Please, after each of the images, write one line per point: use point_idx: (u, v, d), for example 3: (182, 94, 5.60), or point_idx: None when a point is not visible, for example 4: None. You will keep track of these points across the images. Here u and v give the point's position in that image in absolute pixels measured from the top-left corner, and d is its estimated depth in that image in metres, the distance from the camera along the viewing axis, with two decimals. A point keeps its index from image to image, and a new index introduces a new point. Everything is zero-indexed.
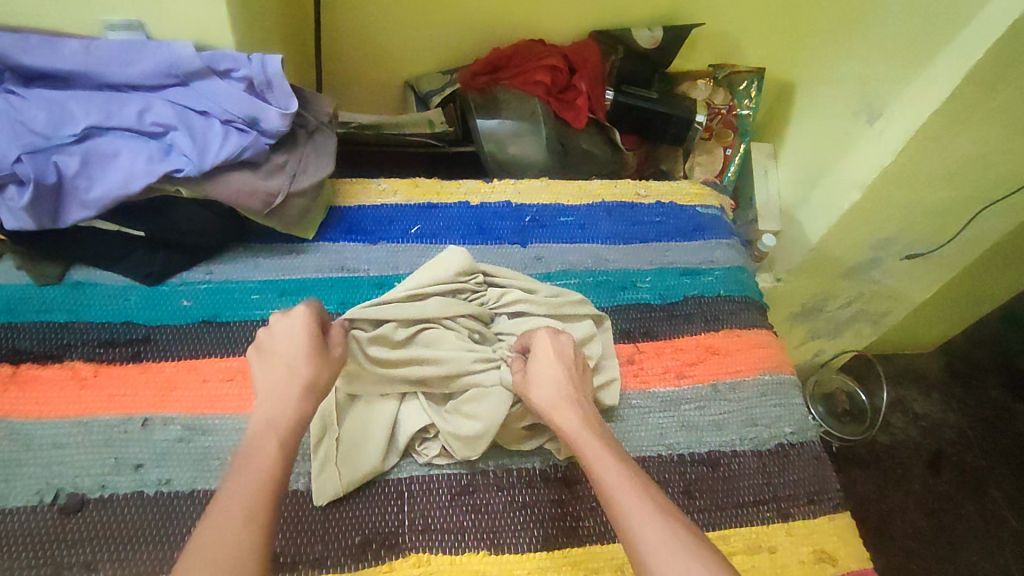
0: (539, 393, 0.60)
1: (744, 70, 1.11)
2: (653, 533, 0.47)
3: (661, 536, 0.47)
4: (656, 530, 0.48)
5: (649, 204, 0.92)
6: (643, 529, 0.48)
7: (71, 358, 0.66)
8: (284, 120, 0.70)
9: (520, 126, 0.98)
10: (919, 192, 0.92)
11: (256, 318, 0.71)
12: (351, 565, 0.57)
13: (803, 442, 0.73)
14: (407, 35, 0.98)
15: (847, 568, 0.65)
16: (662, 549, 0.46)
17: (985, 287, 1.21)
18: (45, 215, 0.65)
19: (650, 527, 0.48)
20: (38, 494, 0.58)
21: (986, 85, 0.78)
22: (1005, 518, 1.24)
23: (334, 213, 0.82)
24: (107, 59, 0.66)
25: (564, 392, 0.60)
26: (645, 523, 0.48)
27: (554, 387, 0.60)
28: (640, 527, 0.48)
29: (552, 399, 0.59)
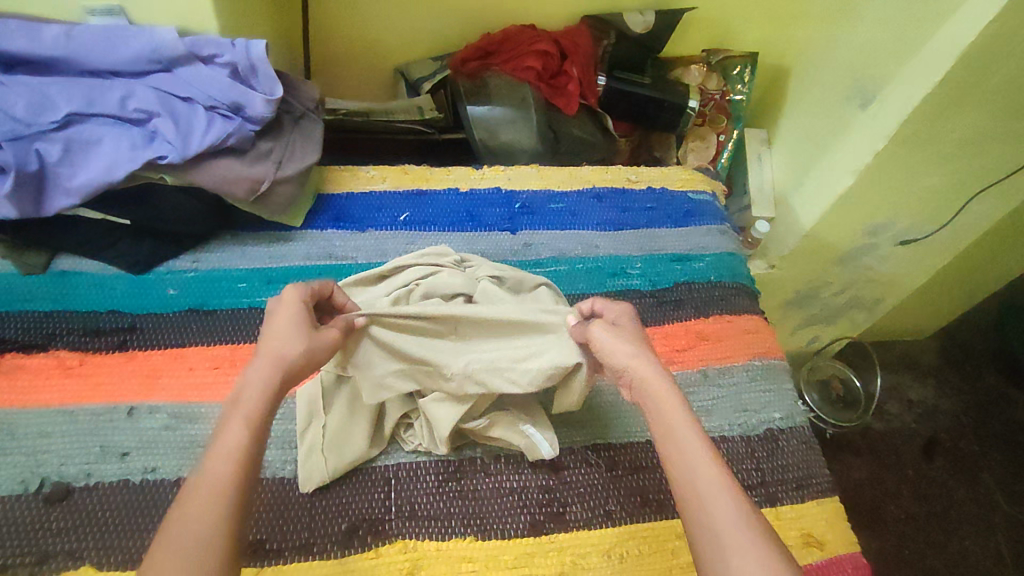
0: (616, 352, 0.54)
1: (737, 54, 1.09)
2: (727, 516, 0.44)
3: (733, 520, 0.44)
4: (729, 513, 0.44)
5: (641, 190, 0.91)
6: (718, 510, 0.44)
7: (56, 347, 0.66)
8: (268, 106, 0.69)
9: (511, 113, 0.97)
10: (912, 176, 0.91)
11: (243, 306, 0.71)
12: (337, 552, 0.58)
13: (792, 427, 0.73)
14: (395, 20, 0.97)
15: (835, 552, 0.65)
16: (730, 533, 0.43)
17: (980, 272, 1.21)
18: (27, 203, 0.64)
19: (725, 509, 0.44)
20: (23, 483, 0.58)
21: (979, 68, 0.77)
22: (997, 503, 1.25)
23: (322, 201, 0.82)
24: (87, 45, 0.65)
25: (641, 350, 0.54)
26: (720, 503, 0.44)
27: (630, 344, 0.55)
28: (712, 511, 0.44)
29: (632, 356, 0.54)
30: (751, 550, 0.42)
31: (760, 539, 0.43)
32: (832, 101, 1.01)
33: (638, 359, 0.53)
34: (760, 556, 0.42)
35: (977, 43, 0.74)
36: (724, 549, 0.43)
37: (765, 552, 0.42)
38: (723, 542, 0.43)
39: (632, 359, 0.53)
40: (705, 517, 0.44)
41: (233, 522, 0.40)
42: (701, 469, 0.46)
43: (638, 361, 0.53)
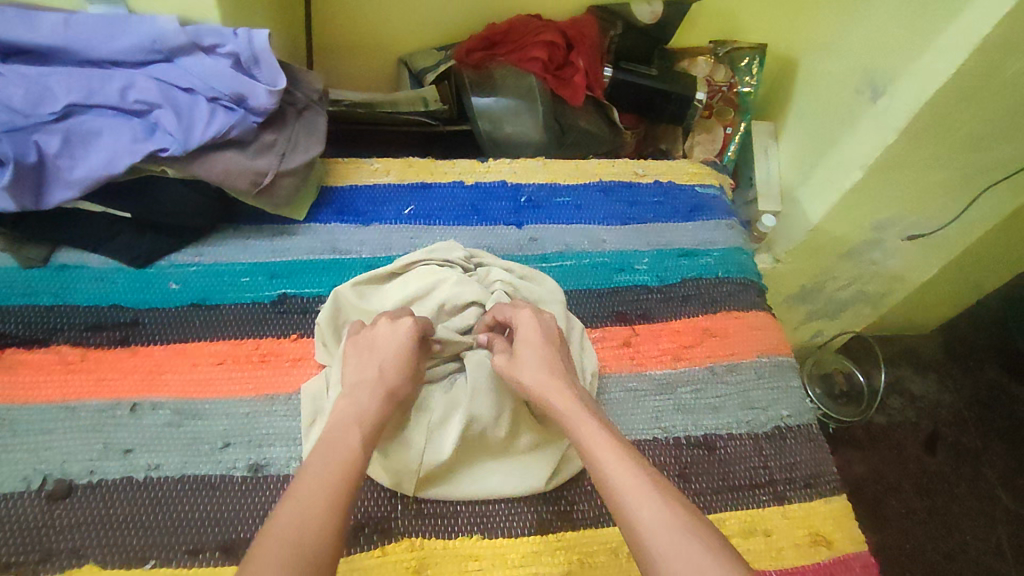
0: (525, 377, 0.59)
1: (745, 46, 1.09)
2: (648, 505, 0.46)
3: (651, 512, 0.46)
4: (649, 502, 0.46)
5: (648, 184, 0.90)
6: (636, 504, 0.46)
7: (57, 343, 0.65)
8: (271, 98, 0.68)
9: (517, 105, 0.96)
10: (921, 171, 0.90)
11: (246, 301, 0.70)
12: (343, 550, 0.57)
13: (800, 425, 0.73)
14: (400, 10, 0.95)
15: (842, 551, 0.65)
16: (653, 518, 0.45)
17: (987, 267, 1.20)
18: (27, 196, 0.63)
19: (644, 501, 0.46)
20: (25, 480, 0.57)
21: (995, 60, 0.75)
22: (999, 498, 1.25)
23: (325, 193, 0.81)
24: (87, 33, 0.64)
25: (551, 372, 0.59)
26: (638, 498, 0.47)
27: (541, 369, 0.59)
28: (634, 504, 0.46)
29: (537, 379, 0.58)
30: (675, 537, 0.44)
31: (683, 528, 0.44)
32: (840, 94, 1.00)
33: (545, 382, 0.58)
34: (685, 542, 0.43)
35: (991, 36, 0.72)
36: (649, 538, 0.44)
37: (690, 536, 0.44)
38: (647, 536, 0.45)
39: (540, 381, 0.58)
40: (627, 513, 0.46)
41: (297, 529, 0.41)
42: (615, 470, 0.49)
43: (544, 384, 0.58)
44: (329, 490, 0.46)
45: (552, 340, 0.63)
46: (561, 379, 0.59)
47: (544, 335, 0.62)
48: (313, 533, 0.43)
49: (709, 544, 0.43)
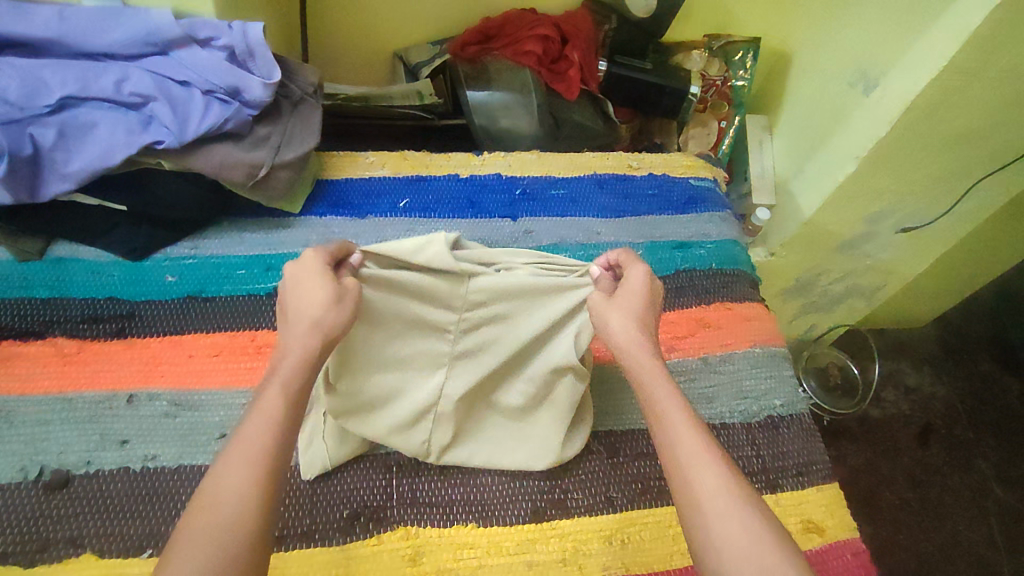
0: (612, 320, 0.55)
1: (739, 40, 1.08)
2: (713, 483, 0.45)
3: (717, 485, 0.44)
4: (715, 483, 0.45)
5: (642, 177, 0.91)
6: (704, 475, 0.45)
7: (53, 335, 0.65)
8: (266, 90, 0.68)
9: (510, 98, 0.95)
10: (914, 164, 0.91)
11: (242, 293, 0.70)
12: (339, 539, 0.58)
13: (793, 414, 0.73)
14: (394, 4, 0.95)
15: (834, 538, 0.66)
16: (717, 499, 0.44)
17: (979, 260, 1.21)
18: (22, 188, 0.63)
19: (711, 474, 0.45)
20: (23, 471, 0.57)
21: (986, 52, 0.76)
22: (991, 489, 1.26)
23: (320, 186, 0.81)
24: (81, 27, 0.64)
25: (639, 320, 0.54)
26: (704, 469, 0.45)
27: (630, 315, 0.54)
28: (700, 478, 0.45)
29: (627, 325, 0.54)
30: (734, 514, 0.43)
31: (745, 506, 0.44)
32: (834, 87, 1.01)
33: (632, 335, 0.53)
34: (745, 519, 0.43)
35: (982, 28, 0.73)
36: (707, 515, 0.44)
37: (751, 515, 0.43)
38: (708, 508, 0.44)
39: (627, 332, 0.54)
40: (691, 479, 0.45)
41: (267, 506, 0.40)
42: (687, 436, 0.47)
43: (630, 333, 0.53)
44: (253, 459, 0.42)
45: (652, 292, 0.57)
46: (646, 330, 0.54)
47: (650, 293, 0.57)
48: (227, 519, 0.39)
49: (767, 525, 0.43)
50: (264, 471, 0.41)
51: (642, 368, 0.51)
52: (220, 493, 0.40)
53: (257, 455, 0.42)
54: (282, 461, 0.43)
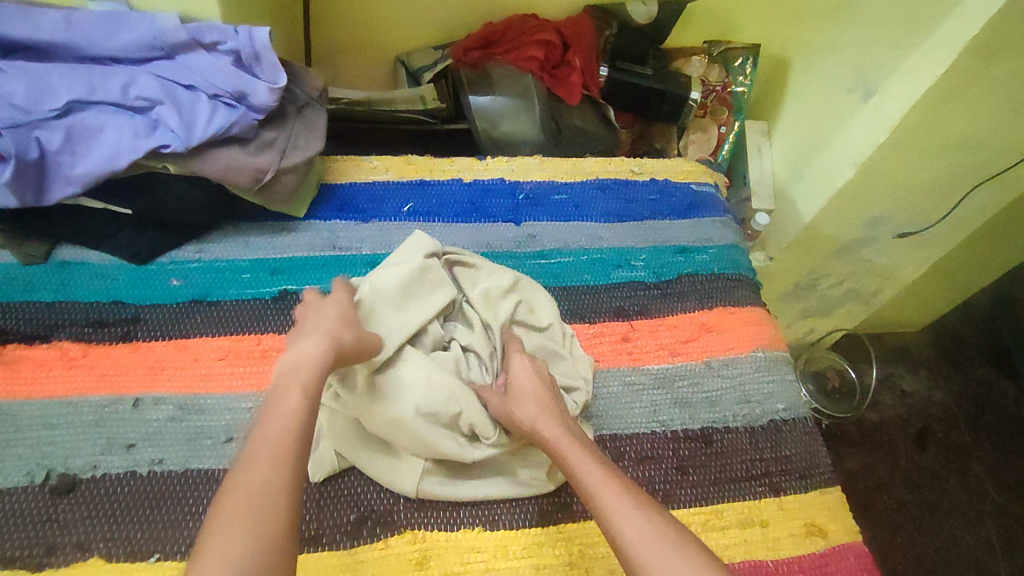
0: (518, 408, 0.59)
1: (740, 45, 1.08)
2: (637, 529, 0.48)
3: (639, 531, 0.48)
4: (641, 524, 0.49)
5: (644, 181, 0.91)
6: (627, 525, 0.49)
7: (59, 338, 0.65)
8: (272, 95, 0.68)
9: (514, 104, 0.97)
10: (913, 169, 0.91)
11: (248, 297, 0.70)
12: (346, 542, 0.58)
13: (795, 418, 0.74)
14: (397, 10, 0.96)
15: (836, 542, 0.66)
16: (643, 543, 0.47)
17: (977, 265, 1.22)
18: (28, 192, 0.63)
19: (634, 520, 0.49)
20: (28, 475, 0.57)
21: (984, 59, 0.77)
22: (988, 492, 1.26)
23: (324, 190, 0.81)
24: (87, 30, 0.64)
25: (541, 403, 0.59)
26: (627, 519, 0.49)
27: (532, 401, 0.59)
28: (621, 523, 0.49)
29: (532, 414, 0.59)
30: (659, 554, 0.47)
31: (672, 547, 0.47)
32: (834, 93, 1.01)
33: (541, 414, 0.58)
34: (673, 558, 0.46)
35: (981, 34, 0.74)
36: (638, 557, 0.47)
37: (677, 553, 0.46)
38: (636, 555, 0.47)
39: (536, 413, 0.58)
40: (617, 532, 0.49)
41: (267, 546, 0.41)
42: (605, 490, 0.51)
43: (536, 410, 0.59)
44: (281, 453, 0.46)
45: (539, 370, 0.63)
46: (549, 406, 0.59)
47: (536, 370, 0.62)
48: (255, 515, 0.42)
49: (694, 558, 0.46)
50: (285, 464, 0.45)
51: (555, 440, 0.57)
52: (246, 485, 0.43)
53: (281, 449, 0.46)
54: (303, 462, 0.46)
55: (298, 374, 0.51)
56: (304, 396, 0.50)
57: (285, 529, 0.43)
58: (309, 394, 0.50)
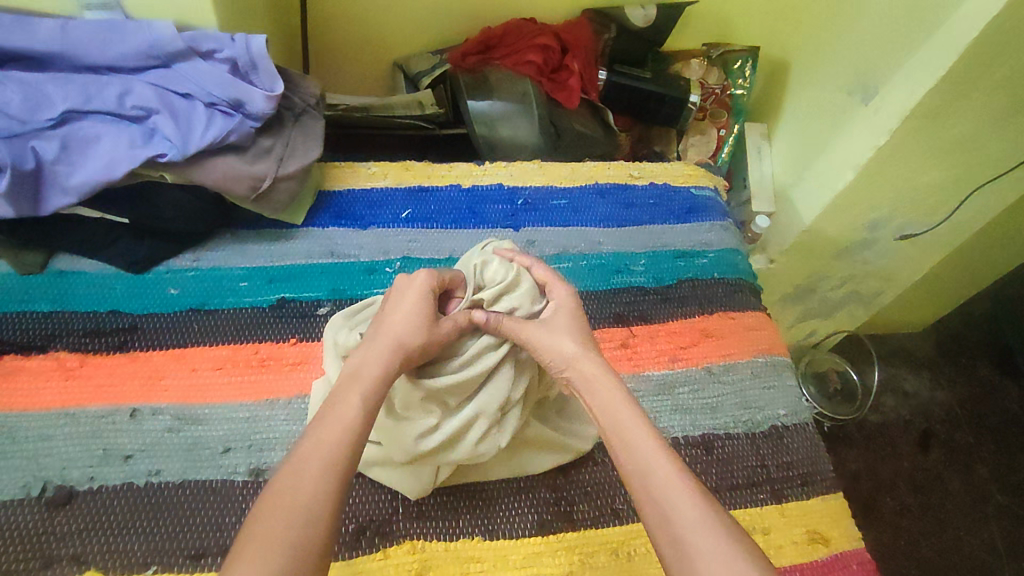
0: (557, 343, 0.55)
1: (738, 48, 1.08)
2: (687, 507, 0.44)
3: (693, 513, 0.44)
4: (687, 500, 0.44)
5: (643, 186, 0.91)
6: (681, 509, 0.44)
7: (56, 349, 0.64)
8: (269, 103, 0.68)
9: (512, 108, 0.96)
10: (914, 171, 0.91)
11: (246, 306, 0.70)
12: (345, 553, 0.57)
13: (796, 424, 0.73)
14: (395, 15, 0.96)
15: (839, 549, 0.66)
16: (690, 524, 0.43)
17: (978, 266, 1.21)
18: (24, 202, 0.63)
19: (689, 502, 0.44)
20: (25, 487, 0.57)
21: (983, 60, 0.76)
22: (992, 494, 1.26)
23: (322, 197, 0.81)
24: (83, 39, 0.64)
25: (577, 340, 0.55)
26: (684, 502, 0.44)
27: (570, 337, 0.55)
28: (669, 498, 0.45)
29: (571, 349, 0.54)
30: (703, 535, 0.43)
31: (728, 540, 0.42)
32: (833, 95, 1.01)
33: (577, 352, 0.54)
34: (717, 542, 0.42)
35: (980, 36, 0.73)
36: (680, 537, 0.43)
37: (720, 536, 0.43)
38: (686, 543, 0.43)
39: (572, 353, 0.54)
40: (666, 509, 0.44)
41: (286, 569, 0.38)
42: (659, 464, 0.47)
43: (579, 359, 0.54)
44: (330, 458, 0.43)
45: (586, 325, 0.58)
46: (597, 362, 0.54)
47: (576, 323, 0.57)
48: (297, 516, 0.40)
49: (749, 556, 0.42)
50: (334, 466, 0.43)
51: (602, 402, 0.52)
52: (295, 487, 0.42)
53: (332, 453, 0.44)
54: (351, 465, 0.44)
55: (364, 376, 0.49)
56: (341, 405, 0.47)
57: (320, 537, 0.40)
58: (370, 399, 0.48)
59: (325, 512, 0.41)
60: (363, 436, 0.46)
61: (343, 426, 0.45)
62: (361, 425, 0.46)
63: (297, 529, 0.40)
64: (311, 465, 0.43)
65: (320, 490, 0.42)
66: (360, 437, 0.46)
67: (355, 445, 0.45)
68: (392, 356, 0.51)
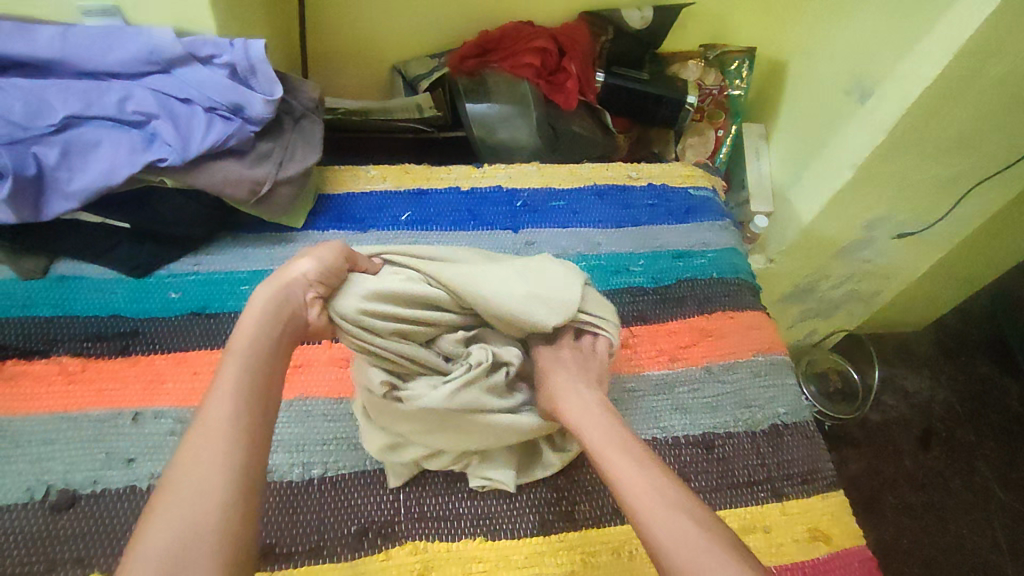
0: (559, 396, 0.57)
1: (735, 49, 1.08)
2: (675, 528, 0.45)
3: (681, 526, 0.45)
4: (675, 520, 0.46)
5: (642, 187, 0.91)
6: (669, 528, 0.45)
7: (58, 353, 0.65)
8: (268, 107, 0.68)
9: (509, 110, 0.96)
10: (912, 169, 0.91)
11: (247, 309, 0.70)
12: (347, 554, 0.57)
13: (796, 422, 0.73)
14: (393, 19, 0.96)
15: (840, 547, 0.66)
16: (681, 544, 0.44)
17: (978, 264, 1.21)
18: (26, 207, 0.64)
19: (672, 518, 0.46)
20: (28, 491, 0.57)
21: (980, 58, 0.77)
22: (994, 492, 1.26)
23: (322, 201, 0.81)
24: (84, 46, 0.65)
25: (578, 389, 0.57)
26: (671, 519, 0.46)
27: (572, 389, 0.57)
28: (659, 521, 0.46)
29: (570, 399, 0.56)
30: (697, 554, 0.43)
31: (705, 543, 0.44)
32: (830, 96, 1.02)
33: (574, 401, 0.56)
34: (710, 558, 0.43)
35: (975, 35, 0.74)
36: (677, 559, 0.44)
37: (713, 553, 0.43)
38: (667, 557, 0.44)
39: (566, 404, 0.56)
40: (654, 533, 0.45)
41: (193, 540, 0.37)
42: (644, 489, 0.48)
43: (562, 400, 0.56)
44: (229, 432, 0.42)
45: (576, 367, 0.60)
46: (590, 401, 0.56)
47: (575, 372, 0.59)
48: (199, 498, 0.39)
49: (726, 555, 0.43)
50: (226, 442, 0.42)
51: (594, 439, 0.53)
52: (194, 472, 0.40)
53: (226, 428, 0.42)
54: (252, 439, 0.43)
55: (241, 353, 0.47)
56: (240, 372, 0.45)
57: (231, 512, 0.39)
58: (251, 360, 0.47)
59: (227, 485, 0.40)
60: (256, 407, 0.45)
61: (230, 404, 0.44)
62: (253, 402, 0.45)
63: (193, 511, 0.38)
64: (208, 452, 0.41)
65: (216, 468, 0.40)
66: (253, 406, 0.44)
67: (252, 420, 0.44)
68: (273, 304, 0.50)
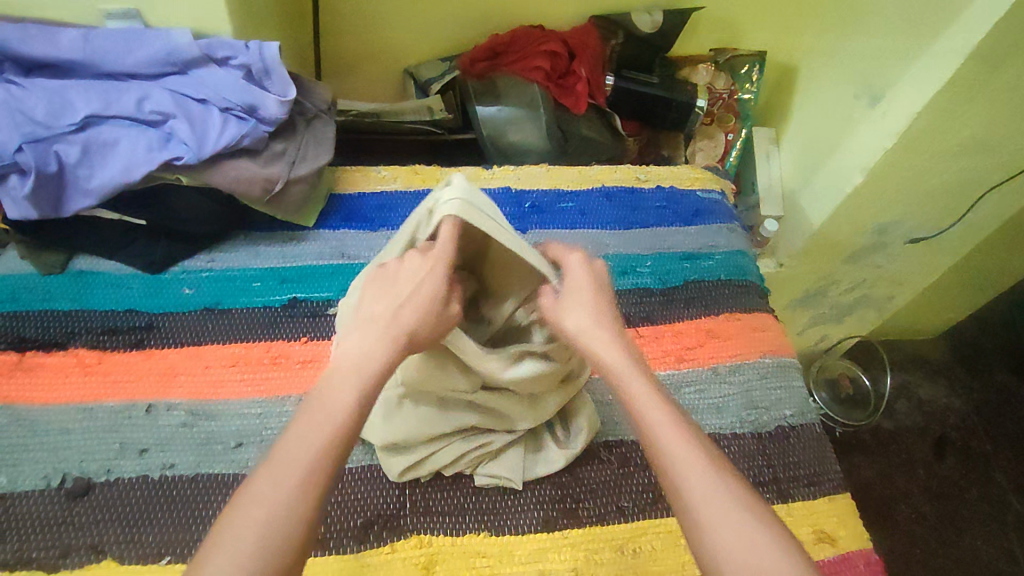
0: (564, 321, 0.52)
1: (745, 53, 1.08)
2: (702, 482, 0.43)
3: (708, 482, 0.43)
4: (703, 474, 0.43)
5: (651, 189, 0.92)
6: (696, 482, 0.43)
7: (75, 346, 0.66)
8: (282, 107, 0.70)
9: (519, 113, 0.97)
10: (924, 174, 0.91)
11: (258, 306, 0.72)
12: (352, 547, 0.58)
13: (803, 424, 0.73)
14: (407, 23, 0.98)
15: (846, 549, 0.65)
16: (706, 498, 0.42)
17: (994, 271, 1.20)
18: (46, 204, 0.66)
19: (701, 473, 0.43)
20: (45, 478, 0.59)
21: (992, 61, 0.77)
22: (1009, 502, 1.24)
23: (333, 201, 0.83)
24: (104, 48, 0.67)
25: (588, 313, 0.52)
26: (698, 472, 0.43)
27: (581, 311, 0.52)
28: (682, 470, 0.44)
29: (582, 323, 0.52)
30: (722, 509, 0.42)
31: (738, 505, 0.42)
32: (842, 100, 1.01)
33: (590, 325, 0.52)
34: (738, 514, 0.41)
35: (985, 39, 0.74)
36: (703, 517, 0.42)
37: (742, 511, 0.42)
38: (698, 511, 0.42)
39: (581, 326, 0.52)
40: (681, 484, 0.43)
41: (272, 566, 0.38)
42: (676, 440, 0.45)
43: (590, 330, 0.51)
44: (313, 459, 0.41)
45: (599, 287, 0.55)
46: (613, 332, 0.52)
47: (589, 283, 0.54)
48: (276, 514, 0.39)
49: (757, 515, 0.42)
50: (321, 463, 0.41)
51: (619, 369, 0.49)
52: (273, 488, 0.40)
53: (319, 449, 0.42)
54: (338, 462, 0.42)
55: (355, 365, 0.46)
56: (358, 389, 0.45)
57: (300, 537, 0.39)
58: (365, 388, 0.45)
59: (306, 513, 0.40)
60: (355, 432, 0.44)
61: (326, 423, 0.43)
62: (349, 432, 0.43)
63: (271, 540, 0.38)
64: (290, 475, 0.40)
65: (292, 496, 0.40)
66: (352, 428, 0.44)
67: (345, 439, 0.43)
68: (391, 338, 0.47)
